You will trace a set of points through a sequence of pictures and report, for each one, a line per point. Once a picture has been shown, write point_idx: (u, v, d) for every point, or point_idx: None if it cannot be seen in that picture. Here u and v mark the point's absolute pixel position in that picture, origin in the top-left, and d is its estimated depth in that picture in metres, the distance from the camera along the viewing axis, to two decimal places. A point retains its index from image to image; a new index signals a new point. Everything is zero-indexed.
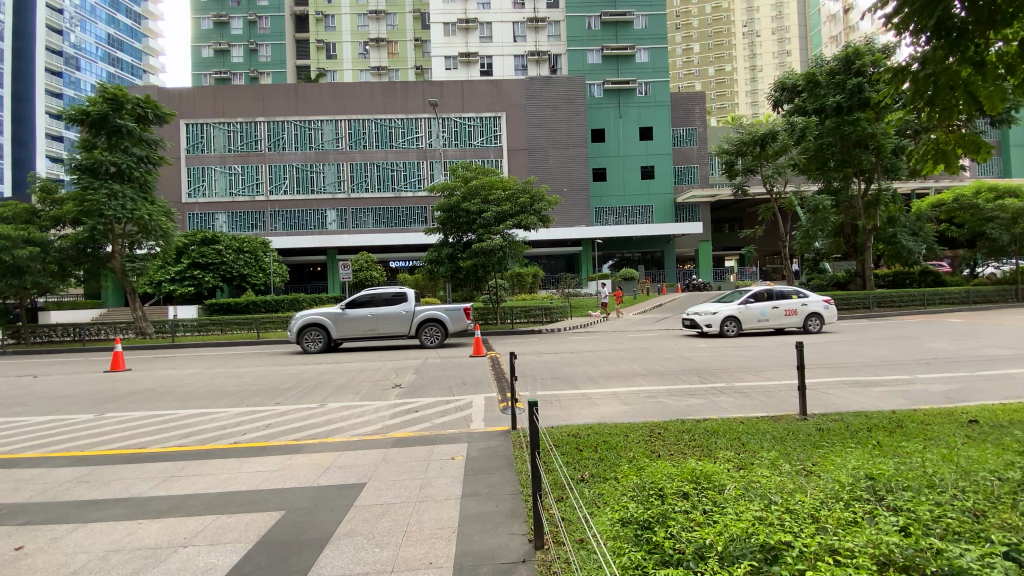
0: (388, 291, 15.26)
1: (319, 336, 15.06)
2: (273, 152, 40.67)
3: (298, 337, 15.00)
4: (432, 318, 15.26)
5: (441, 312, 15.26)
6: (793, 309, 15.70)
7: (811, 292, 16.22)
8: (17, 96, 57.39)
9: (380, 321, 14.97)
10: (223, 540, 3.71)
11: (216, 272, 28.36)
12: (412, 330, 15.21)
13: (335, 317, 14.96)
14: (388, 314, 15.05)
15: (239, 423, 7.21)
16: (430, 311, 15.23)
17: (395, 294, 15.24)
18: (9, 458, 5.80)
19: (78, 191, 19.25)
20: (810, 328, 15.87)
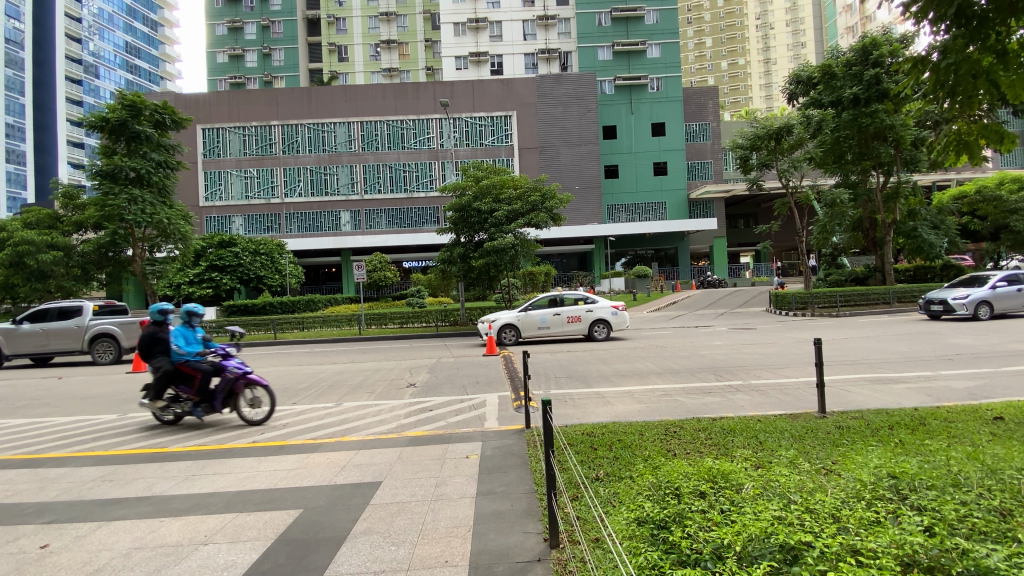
0: (62, 306, 14.91)
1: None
2: (288, 155, 41.23)
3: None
4: (102, 333, 14.89)
5: (111, 327, 14.94)
6: (576, 316, 15.29)
7: (600, 298, 15.76)
8: (38, 104, 59.23)
9: (47, 336, 14.59)
10: (242, 538, 3.77)
11: (234, 274, 28.76)
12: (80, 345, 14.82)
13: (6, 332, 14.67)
14: (59, 330, 14.70)
15: (167, 420, 7.57)
16: (99, 325, 14.86)
17: (69, 308, 14.88)
18: (34, 457, 5.96)
19: (99, 196, 19.58)
20: (596, 334, 15.48)
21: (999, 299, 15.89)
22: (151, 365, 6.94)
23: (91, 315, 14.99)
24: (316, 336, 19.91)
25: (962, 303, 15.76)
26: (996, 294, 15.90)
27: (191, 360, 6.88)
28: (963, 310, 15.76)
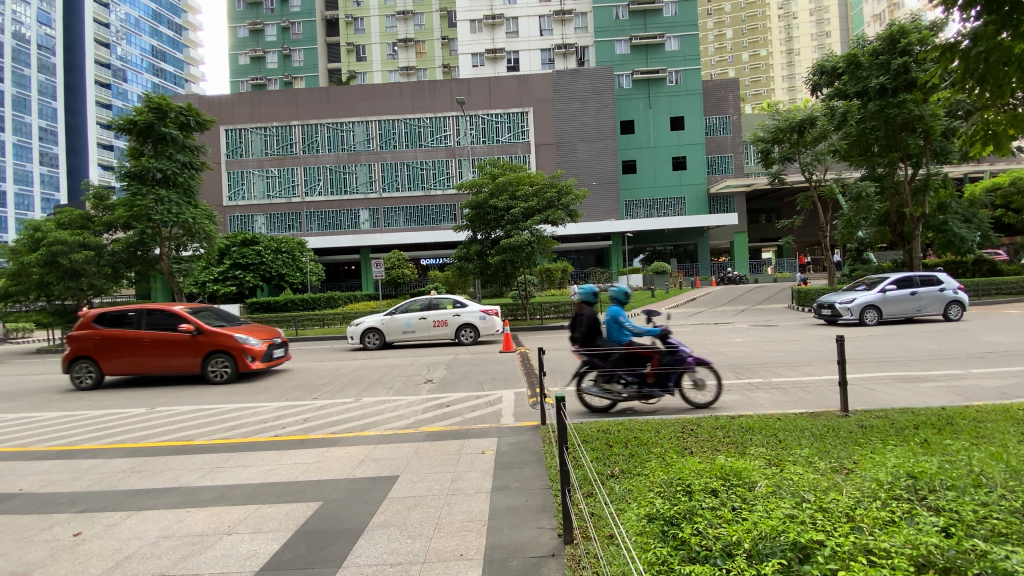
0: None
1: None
2: (308, 155, 41.89)
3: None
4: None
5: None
6: (442, 320, 15.04)
7: (470, 301, 15.45)
8: (69, 108, 61.55)
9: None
10: (265, 529, 3.88)
11: (257, 272, 29.33)
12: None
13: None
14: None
15: (190, 415, 7.78)
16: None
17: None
18: (69, 448, 6.22)
19: (128, 197, 20.21)
20: (463, 339, 15.24)
21: (887, 303, 15.38)
22: (603, 346, 6.94)
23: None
24: (334, 333, 20.18)
25: (847, 308, 15.38)
26: (883, 299, 15.33)
27: (646, 337, 6.90)
28: (848, 315, 15.38)
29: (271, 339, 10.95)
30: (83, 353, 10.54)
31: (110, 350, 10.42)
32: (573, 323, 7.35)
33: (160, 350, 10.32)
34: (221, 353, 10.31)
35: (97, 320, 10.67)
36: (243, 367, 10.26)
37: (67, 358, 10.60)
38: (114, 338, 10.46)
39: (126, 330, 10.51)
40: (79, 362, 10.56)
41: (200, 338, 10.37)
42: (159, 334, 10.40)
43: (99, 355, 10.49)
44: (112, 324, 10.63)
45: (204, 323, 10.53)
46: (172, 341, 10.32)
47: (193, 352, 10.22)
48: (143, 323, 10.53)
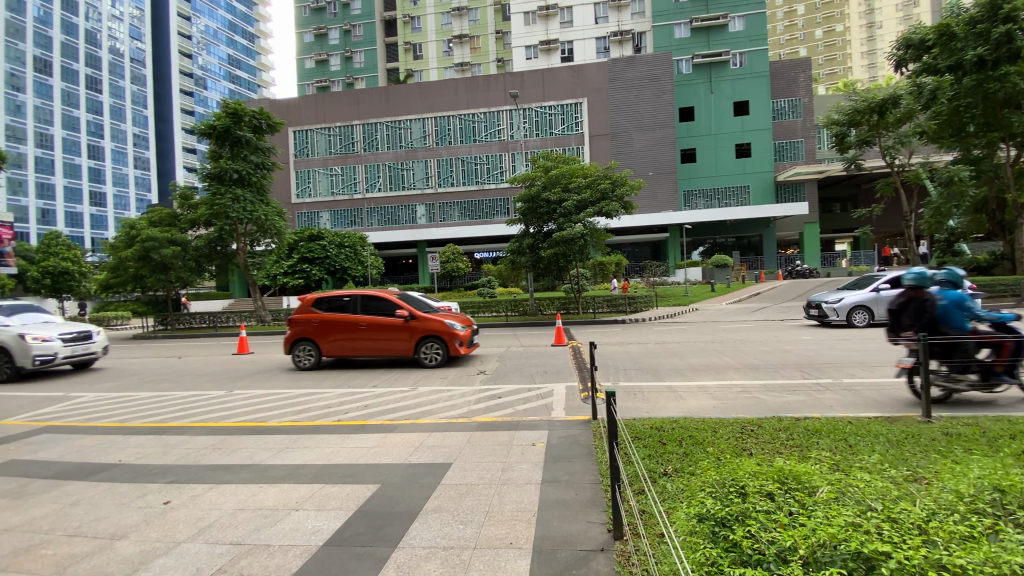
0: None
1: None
2: (368, 153, 43.53)
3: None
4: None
5: (8, 335, 10.83)
6: None
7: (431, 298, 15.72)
8: (159, 115, 67.27)
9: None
10: (329, 507, 4.14)
11: (322, 265, 31.02)
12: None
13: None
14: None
15: (262, 399, 8.40)
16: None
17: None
18: (160, 425, 6.91)
19: (209, 196, 21.86)
20: None
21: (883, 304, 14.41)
22: (953, 336, 6.32)
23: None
24: None
25: (832, 308, 14.57)
26: (875, 299, 14.40)
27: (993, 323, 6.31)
28: (835, 316, 14.57)
29: (471, 325, 11.06)
30: (305, 335, 11.08)
31: (329, 333, 10.85)
32: (900, 310, 6.72)
33: (376, 334, 10.61)
34: (433, 338, 10.47)
35: (315, 303, 11.10)
36: (454, 352, 10.43)
37: (291, 339, 11.21)
38: (332, 321, 10.85)
39: (342, 313, 10.87)
40: (301, 344, 11.15)
41: (412, 322, 10.55)
42: (374, 319, 10.64)
43: (319, 337, 10.97)
44: (328, 308, 11.03)
45: (413, 309, 10.71)
46: (386, 326, 10.57)
47: (407, 336, 10.44)
48: (356, 307, 10.84)
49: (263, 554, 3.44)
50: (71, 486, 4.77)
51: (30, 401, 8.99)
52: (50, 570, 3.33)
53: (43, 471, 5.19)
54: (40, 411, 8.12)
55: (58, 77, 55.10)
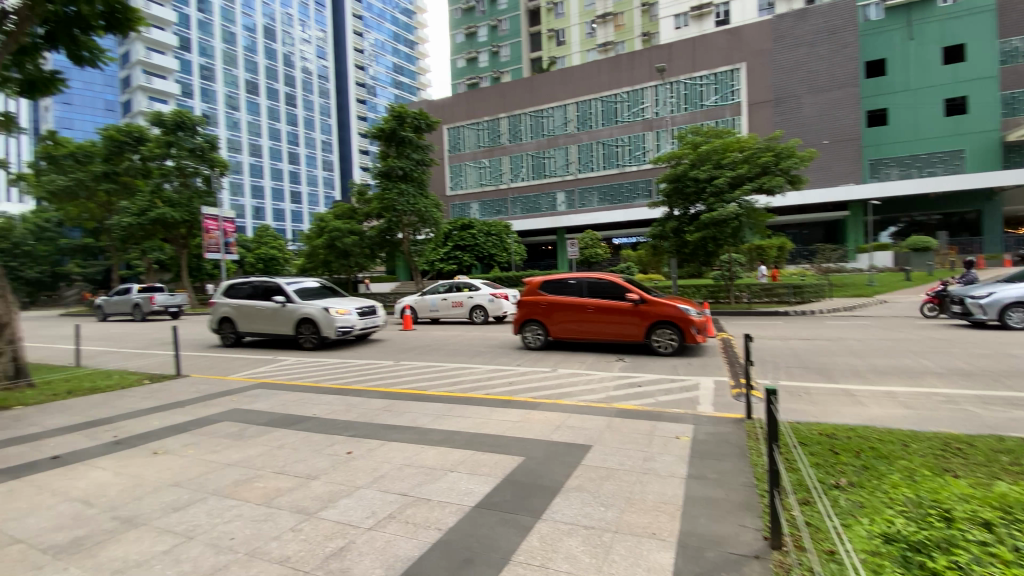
0: (269, 280, 13.25)
1: (232, 327, 13.59)
2: (513, 144, 45.24)
3: (215, 329, 13.78)
4: (308, 318, 12.43)
5: (316, 309, 12.35)
6: (458, 301, 17.51)
7: (483, 285, 17.52)
8: (341, 123, 78.25)
9: (261, 316, 12.87)
10: (479, 472, 4.50)
11: (472, 252, 33.15)
12: (288, 330, 12.75)
13: (238, 311, 13.36)
14: (279, 312, 12.72)
15: (420, 370, 9.41)
16: (304, 307, 12.46)
17: (278, 286, 13.03)
18: (344, 387, 8.19)
19: (380, 192, 24.79)
20: (475, 318, 17.43)
21: None
22: None
23: (296, 295, 12.79)
24: None
25: (977, 305, 11.80)
26: None
27: None
28: (981, 314, 11.78)
29: (704, 312, 10.21)
30: (531, 316, 11.18)
31: (557, 315, 10.78)
32: None
33: (606, 317, 10.28)
34: (668, 325, 9.85)
35: (541, 286, 11.15)
36: (692, 340, 9.67)
37: (517, 320, 11.42)
38: (560, 303, 10.77)
39: (569, 295, 10.77)
40: (527, 325, 11.31)
41: (644, 307, 10.04)
42: (603, 302, 10.35)
43: (546, 319, 10.96)
44: (555, 290, 11.00)
45: (644, 293, 10.19)
46: (616, 309, 10.22)
47: (639, 321, 9.96)
48: (583, 290, 10.67)
49: (423, 507, 3.89)
50: (281, 431, 5.93)
51: (252, 361, 11.32)
52: (267, 496, 4.18)
53: (261, 418, 6.51)
54: (260, 369, 10.20)
55: (264, 96, 66.23)
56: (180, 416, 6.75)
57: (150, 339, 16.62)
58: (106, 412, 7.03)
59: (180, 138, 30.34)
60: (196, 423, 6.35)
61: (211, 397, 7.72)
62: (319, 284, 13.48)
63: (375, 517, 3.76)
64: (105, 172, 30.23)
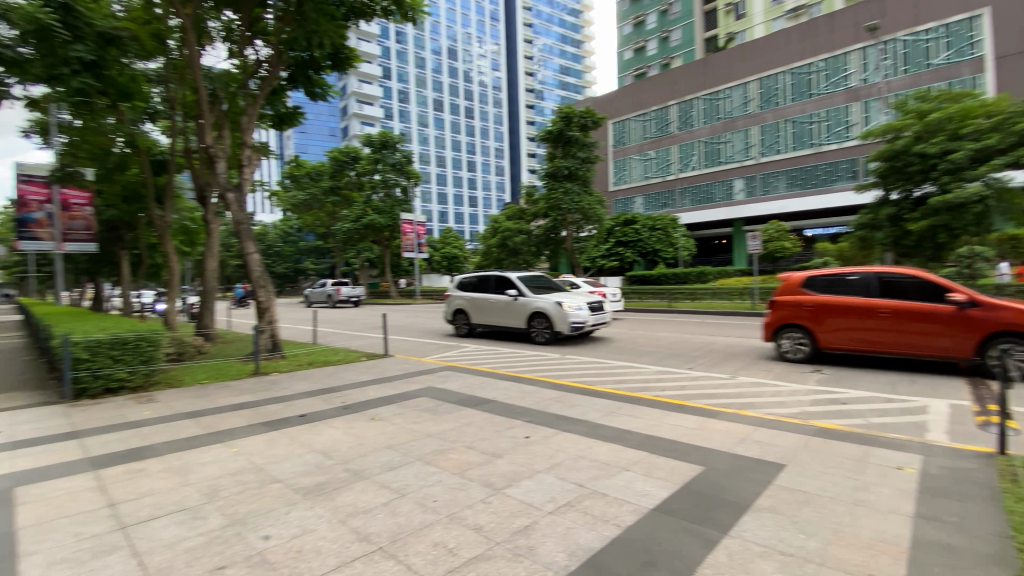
0: (500, 273, 13.62)
1: (464, 318, 14.30)
2: (683, 132, 42.66)
3: (449, 319, 14.62)
4: (541, 313, 12.39)
5: (549, 303, 12.25)
6: None
7: (582, 283, 18.09)
8: (511, 129, 83.11)
9: (495, 308, 13.25)
10: (655, 475, 4.39)
11: (635, 248, 32.26)
12: (520, 323, 12.87)
13: (470, 303, 14.01)
14: (512, 306, 12.95)
15: (588, 366, 9.53)
16: (537, 301, 12.48)
17: (510, 280, 13.30)
18: (518, 376, 8.73)
19: (547, 192, 25.68)
20: None
21: None
22: None
23: (527, 289, 12.89)
24: (706, 308, 20.29)
25: None
26: None
27: None
28: None
29: None
30: (793, 320, 9.29)
31: (833, 320, 8.77)
32: None
33: (914, 325, 8.05)
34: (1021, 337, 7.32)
35: (806, 284, 9.23)
36: None
37: (770, 324, 9.64)
38: (838, 305, 8.74)
39: (850, 296, 8.70)
40: (786, 331, 9.44)
41: (977, 312, 7.62)
42: (908, 305, 8.13)
43: (815, 324, 9.00)
44: (827, 289, 9.01)
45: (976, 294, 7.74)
46: (930, 315, 7.94)
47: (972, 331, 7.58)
48: (872, 290, 8.54)
49: (601, 501, 3.95)
50: (467, 410, 6.59)
51: (439, 346, 12.81)
52: (458, 469, 4.68)
53: (450, 397, 7.32)
54: (445, 354, 11.47)
55: (447, 111, 74.05)
56: (387, 389, 7.98)
57: (362, 323, 20.07)
58: (335, 381, 8.68)
59: (384, 155, 35.84)
60: (400, 397, 7.44)
61: (410, 376, 8.97)
62: (547, 280, 13.49)
63: (554, 502, 3.94)
64: (331, 187, 36.80)
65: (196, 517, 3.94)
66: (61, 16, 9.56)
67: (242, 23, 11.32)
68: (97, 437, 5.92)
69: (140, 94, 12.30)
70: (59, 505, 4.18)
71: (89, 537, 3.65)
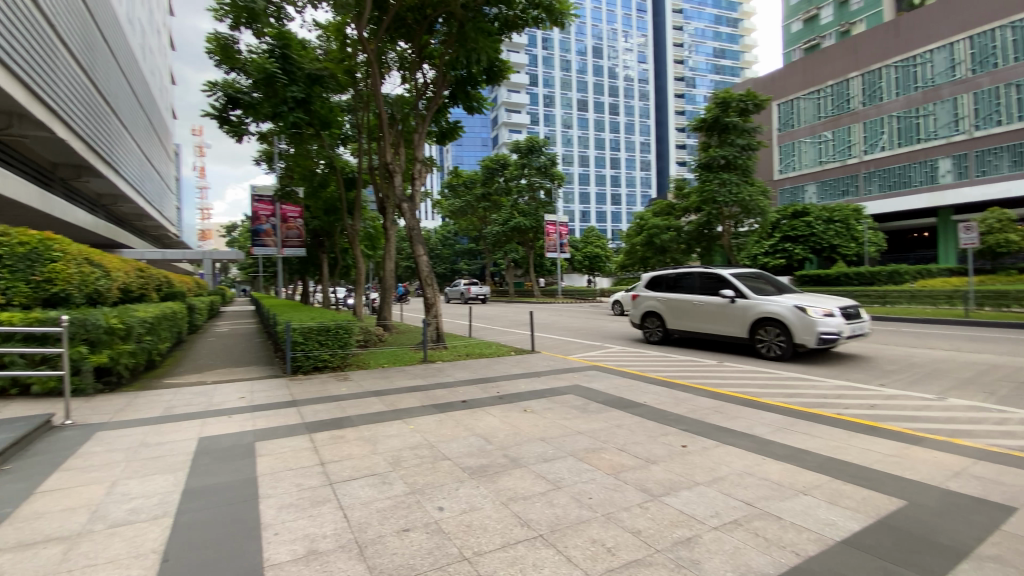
0: (709, 271, 11.61)
1: (660, 322, 12.61)
2: (869, 107, 36.26)
3: (642, 325, 13.10)
4: (773, 319, 10.04)
5: (786, 307, 9.82)
6: None
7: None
8: (658, 121, 79.56)
9: (706, 314, 11.28)
10: (840, 503, 3.87)
11: (807, 244, 28.12)
12: (742, 332, 10.66)
13: (668, 305, 12.27)
14: (728, 309, 10.83)
15: (750, 375, 8.72)
16: (767, 305, 10.15)
17: (724, 278, 11.21)
18: (670, 381, 8.37)
19: (700, 185, 24.12)
20: None
21: None
22: None
23: (748, 290, 10.67)
24: (902, 313, 17.13)
25: None
26: None
27: None
28: None
29: None
30: None
31: None
32: None
33: None
34: None
35: None
36: None
37: None
38: None
39: None
40: None
41: None
42: None
43: None
44: None
45: None
46: None
47: None
48: None
49: (774, 524, 3.61)
50: (618, 412, 6.54)
51: (586, 346, 12.89)
52: (613, 469, 4.68)
53: (601, 397, 7.34)
54: (593, 354, 11.51)
55: (592, 110, 73.97)
56: (538, 384, 8.31)
57: (513, 319, 21.23)
58: (491, 373, 9.32)
59: (531, 160, 37.29)
60: (550, 392, 7.68)
61: (558, 373, 9.20)
62: (771, 279, 11.06)
63: (720, 518, 3.72)
64: (483, 193, 39.35)
65: (384, 482, 4.59)
66: (281, 64, 12.00)
67: (412, 50, 12.78)
68: (309, 406, 7.23)
69: (336, 122, 14.65)
70: (287, 459, 5.21)
71: (308, 488, 4.50)
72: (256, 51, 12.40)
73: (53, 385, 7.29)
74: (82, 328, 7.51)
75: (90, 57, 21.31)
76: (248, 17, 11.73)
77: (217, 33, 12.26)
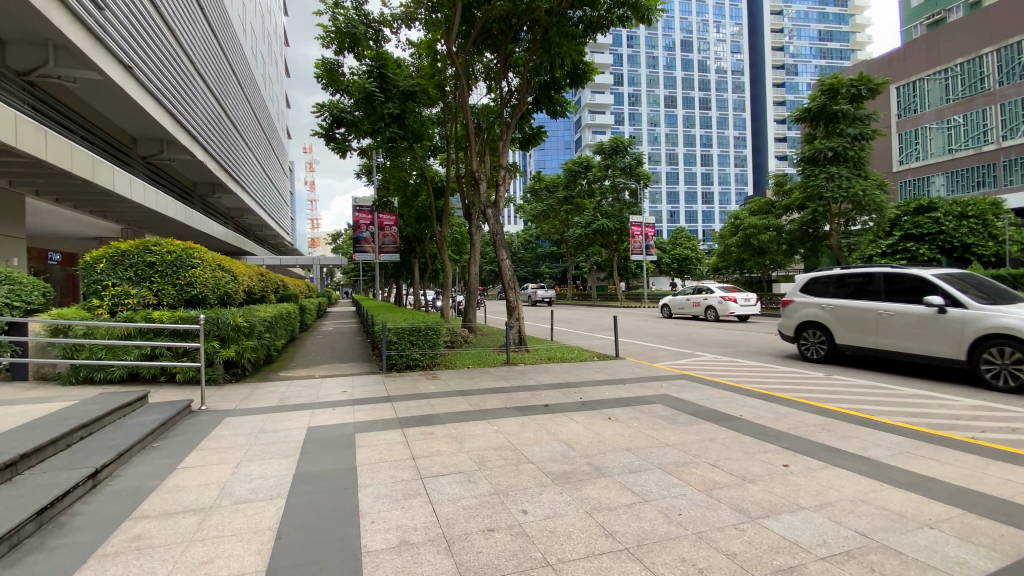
0: (900, 272, 9.27)
1: (833, 338, 10.23)
2: (1008, 86, 31.14)
3: (795, 338, 11.02)
4: (1004, 337, 7.65)
5: None
6: (695, 301, 22.64)
7: (716, 289, 21.74)
8: (754, 114, 74.38)
9: (897, 327, 8.98)
10: (977, 542, 3.36)
11: (932, 244, 23.89)
12: (950, 352, 8.31)
13: (839, 315, 10.04)
14: (934, 322, 8.46)
15: (866, 390, 7.83)
16: (995, 318, 7.74)
17: (926, 282, 8.84)
18: (769, 393, 7.75)
19: (803, 180, 22.20)
20: (708, 315, 21.94)
21: None
22: None
23: (963, 298, 8.27)
24: None
25: None
26: None
27: None
28: None
29: None
30: None
31: None
32: None
33: None
34: None
35: None
36: None
37: None
38: None
39: None
40: None
41: None
42: None
43: None
44: None
45: None
46: None
47: None
48: None
49: (894, 560, 3.21)
50: (710, 425, 6.19)
51: (675, 353, 12.36)
52: (702, 486, 4.44)
53: (690, 407, 7.00)
54: (681, 362, 11.01)
55: (680, 106, 70.97)
56: (623, 391, 8.12)
57: (596, 323, 21.09)
58: (574, 377, 9.28)
59: (615, 160, 36.53)
60: (636, 401, 7.47)
61: (644, 381, 8.93)
62: (991, 285, 8.57)
63: (828, 548, 3.38)
64: (565, 197, 39.22)
65: (470, 480, 4.74)
66: (379, 83, 12.92)
67: (498, 60, 13.09)
68: (402, 402, 7.67)
69: (427, 135, 15.46)
70: (382, 451, 5.58)
71: (401, 481, 4.77)
72: (357, 72, 13.45)
73: (192, 373, 8.44)
74: (215, 325, 8.65)
75: (221, 88, 24.38)
76: (351, 42, 12.78)
77: (324, 59, 13.47)
